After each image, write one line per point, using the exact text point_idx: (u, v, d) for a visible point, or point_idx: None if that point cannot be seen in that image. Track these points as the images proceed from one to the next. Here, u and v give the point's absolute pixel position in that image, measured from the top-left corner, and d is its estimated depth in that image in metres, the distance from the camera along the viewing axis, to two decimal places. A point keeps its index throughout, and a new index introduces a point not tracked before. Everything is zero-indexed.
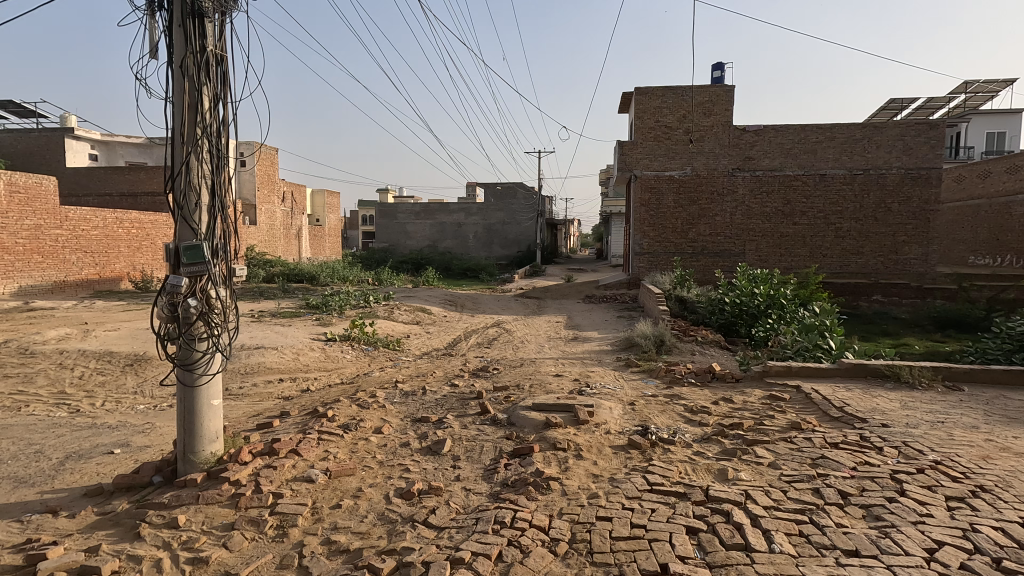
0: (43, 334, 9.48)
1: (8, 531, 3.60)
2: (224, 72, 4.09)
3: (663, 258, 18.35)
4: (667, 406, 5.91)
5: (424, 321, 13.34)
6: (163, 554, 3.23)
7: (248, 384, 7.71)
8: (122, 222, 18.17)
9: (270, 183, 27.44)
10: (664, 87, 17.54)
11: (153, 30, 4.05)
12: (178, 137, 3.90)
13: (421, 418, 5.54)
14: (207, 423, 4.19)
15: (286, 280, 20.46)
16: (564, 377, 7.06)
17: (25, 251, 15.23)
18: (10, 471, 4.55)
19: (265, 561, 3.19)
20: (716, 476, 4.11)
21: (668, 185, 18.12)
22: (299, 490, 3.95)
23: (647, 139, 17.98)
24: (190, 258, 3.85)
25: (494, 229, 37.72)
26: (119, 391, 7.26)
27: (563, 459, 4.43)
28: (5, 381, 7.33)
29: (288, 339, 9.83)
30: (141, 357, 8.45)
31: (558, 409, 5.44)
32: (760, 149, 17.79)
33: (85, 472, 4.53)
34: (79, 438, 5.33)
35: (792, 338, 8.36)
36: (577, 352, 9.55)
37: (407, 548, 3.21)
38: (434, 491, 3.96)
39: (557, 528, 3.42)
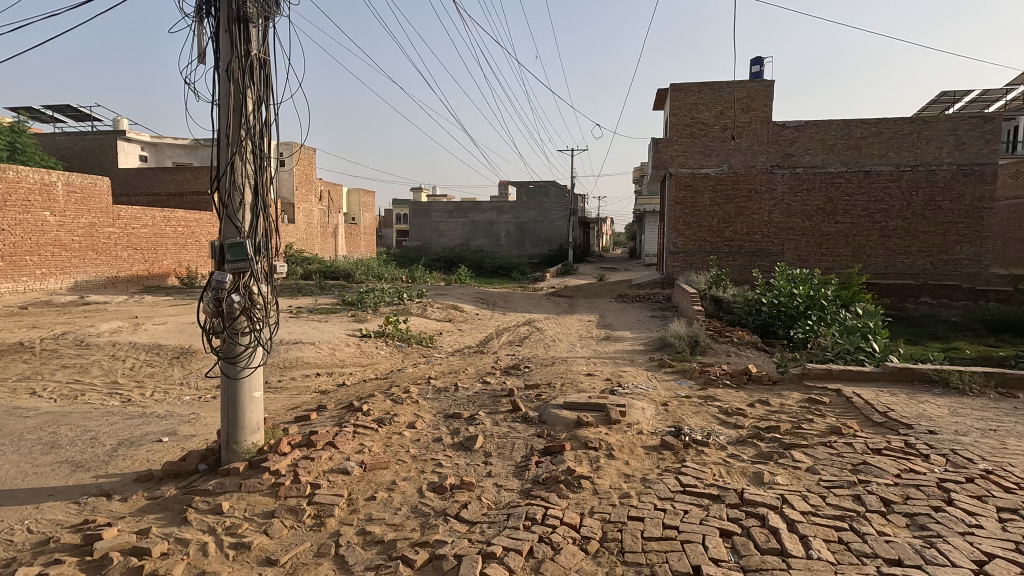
0: (98, 327, 9.99)
1: (67, 511, 3.83)
2: (267, 74, 4.21)
3: (698, 257, 17.99)
4: (701, 407, 5.82)
5: (457, 318, 13.47)
6: (209, 538, 3.37)
7: (287, 378, 7.97)
8: (170, 221, 18.91)
9: (307, 181, 28.07)
10: (701, 84, 17.42)
11: (201, 35, 4.23)
12: (223, 139, 4.06)
13: (454, 414, 5.61)
14: (248, 414, 4.35)
15: (323, 278, 20.94)
16: (596, 376, 7.04)
17: (81, 248, 16.07)
18: (68, 456, 4.81)
19: (303, 549, 3.30)
20: (751, 479, 4.04)
21: (704, 183, 17.70)
22: (336, 482, 4.06)
23: (682, 136, 17.79)
24: (234, 255, 4.01)
25: (526, 227, 37.77)
26: (166, 381, 7.61)
27: (594, 458, 4.42)
28: (62, 371, 7.75)
29: (325, 335, 10.10)
30: (187, 349, 8.80)
31: (589, 409, 5.43)
32: (801, 146, 17.41)
33: (136, 459, 4.76)
34: (130, 426, 5.61)
35: (832, 341, 8.11)
36: (609, 351, 9.48)
37: (440, 542, 3.27)
38: (465, 487, 4.02)
39: (588, 526, 3.42)
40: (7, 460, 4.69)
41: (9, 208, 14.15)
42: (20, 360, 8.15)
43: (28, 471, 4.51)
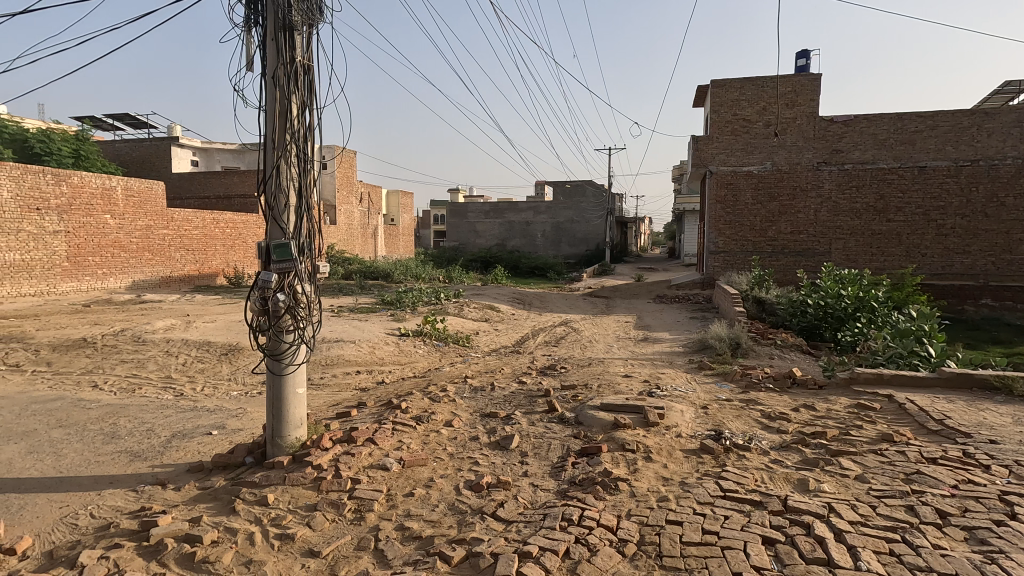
0: (153, 324, 10.49)
1: (126, 498, 4.05)
2: (311, 80, 4.35)
3: (739, 257, 17.54)
4: (742, 411, 5.67)
5: (493, 318, 13.53)
6: (255, 528, 3.49)
7: (328, 375, 8.19)
8: (219, 223, 19.68)
9: (348, 183, 28.74)
10: (743, 79, 16.92)
11: (250, 44, 4.40)
12: (269, 143, 4.21)
13: (490, 413, 5.65)
14: (292, 410, 4.49)
15: (363, 278, 21.39)
16: (633, 378, 6.96)
17: (138, 249, 16.90)
18: (127, 446, 5.08)
19: (344, 542, 3.39)
20: (795, 486, 3.91)
21: (746, 181, 17.31)
22: (375, 477, 4.16)
23: (723, 134, 17.35)
24: (279, 255, 4.17)
25: (562, 227, 37.63)
26: (216, 377, 7.94)
27: (632, 460, 4.37)
28: (121, 366, 8.18)
29: (365, 334, 10.32)
30: (234, 346, 9.15)
31: (626, 410, 5.38)
32: (850, 141, 16.66)
33: (188, 450, 4.99)
34: (183, 419, 5.88)
35: (884, 344, 7.76)
36: (647, 352, 9.34)
37: (477, 539, 3.30)
38: (502, 485, 4.04)
39: (626, 529, 3.39)
40: (72, 448, 4.99)
41: (74, 212, 15.04)
42: (83, 355, 8.65)
43: (91, 459, 4.79)
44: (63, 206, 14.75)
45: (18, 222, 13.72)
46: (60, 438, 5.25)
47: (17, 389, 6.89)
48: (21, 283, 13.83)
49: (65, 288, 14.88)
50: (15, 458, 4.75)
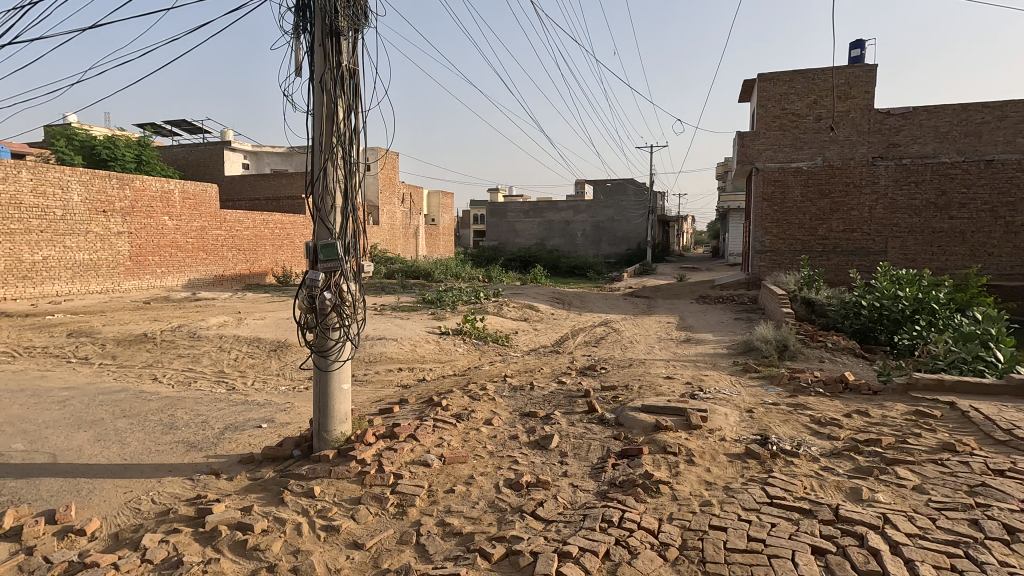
0: (208, 321, 10.99)
1: (183, 486, 4.26)
2: (356, 84, 4.46)
3: (787, 257, 16.96)
4: (790, 415, 5.48)
5: (532, 318, 13.53)
6: (302, 519, 3.61)
7: (371, 372, 8.39)
8: (268, 223, 20.40)
9: (390, 185, 29.30)
10: (792, 72, 16.32)
11: (298, 51, 4.55)
12: (317, 146, 4.34)
13: (530, 412, 5.66)
14: (337, 405, 4.62)
15: (405, 276, 21.80)
16: (676, 380, 6.83)
17: (194, 248, 17.73)
18: (184, 436, 5.34)
19: (387, 535, 3.47)
20: (847, 495, 3.76)
21: (795, 178, 16.72)
22: (417, 473, 4.23)
23: (770, 129, 16.79)
24: (326, 255, 4.29)
25: (602, 226, 37.27)
26: (265, 372, 8.25)
27: (674, 463, 4.29)
28: (179, 360, 8.61)
29: (407, 332, 10.50)
30: (283, 343, 9.48)
31: (668, 412, 5.29)
32: (909, 134, 15.83)
33: (240, 442, 5.20)
34: (235, 412, 6.14)
35: (945, 349, 7.35)
36: (689, 354, 9.15)
37: (516, 537, 3.32)
38: (541, 485, 4.05)
39: (667, 532, 3.33)
40: (134, 437, 5.29)
41: (136, 214, 15.89)
42: (144, 349, 9.14)
43: (152, 448, 5.05)
44: (126, 208, 15.61)
45: (87, 223, 14.61)
46: (124, 427, 5.57)
47: (85, 381, 7.34)
48: (88, 281, 14.73)
49: (128, 286, 15.76)
50: (84, 445, 5.06)
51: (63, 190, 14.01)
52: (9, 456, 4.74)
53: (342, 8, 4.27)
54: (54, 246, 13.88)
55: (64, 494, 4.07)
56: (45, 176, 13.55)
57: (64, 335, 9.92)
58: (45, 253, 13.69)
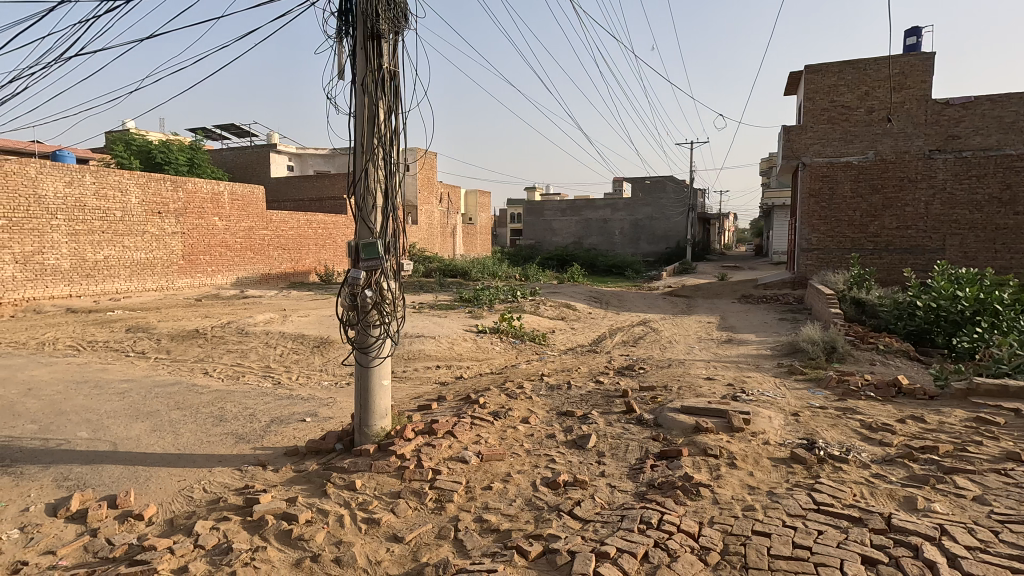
0: (255, 317, 11.41)
1: (233, 476, 4.44)
2: (396, 85, 4.54)
3: (836, 255, 16.33)
4: (839, 420, 5.28)
5: (569, 317, 13.47)
6: (344, 511, 3.70)
7: (410, 368, 8.53)
8: (312, 223, 21.00)
9: (429, 184, 29.69)
10: (842, 63, 15.72)
11: (341, 54, 4.67)
12: (358, 148, 4.44)
13: (567, 411, 5.65)
14: (378, 401, 4.71)
15: (442, 275, 22.07)
16: (716, 381, 6.69)
17: (242, 248, 18.42)
18: (233, 428, 5.56)
19: (426, 530, 3.53)
20: (900, 504, 3.60)
21: (845, 173, 16.07)
22: (455, 469, 4.28)
23: (818, 123, 16.23)
24: (367, 254, 4.40)
25: (641, 225, 36.74)
26: (309, 367, 8.51)
27: (715, 466, 4.20)
28: (228, 355, 8.97)
29: (445, 329, 10.63)
30: (325, 339, 9.75)
31: (709, 414, 5.18)
32: (969, 126, 15.02)
33: (285, 435, 5.38)
34: (281, 405, 6.36)
35: (1010, 352, 6.94)
36: (731, 355, 8.93)
37: (554, 536, 3.32)
38: (579, 484, 4.03)
39: (708, 536, 3.26)
40: (187, 428, 5.54)
41: (189, 215, 16.62)
42: (196, 344, 9.57)
43: (203, 438, 5.28)
44: (179, 209, 16.34)
45: (143, 224, 15.37)
46: (178, 418, 5.84)
47: (143, 374, 7.74)
48: (145, 279, 15.50)
49: (181, 283, 16.51)
50: (142, 434, 5.34)
51: (122, 192, 14.79)
52: (75, 443, 5.05)
53: (383, 12, 4.36)
54: (114, 246, 14.66)
55: (124, 481, 4.31)
56: (107, 180, 14.34)
57: (124, 330, 10.48)
58: (106, 252, 14.47)
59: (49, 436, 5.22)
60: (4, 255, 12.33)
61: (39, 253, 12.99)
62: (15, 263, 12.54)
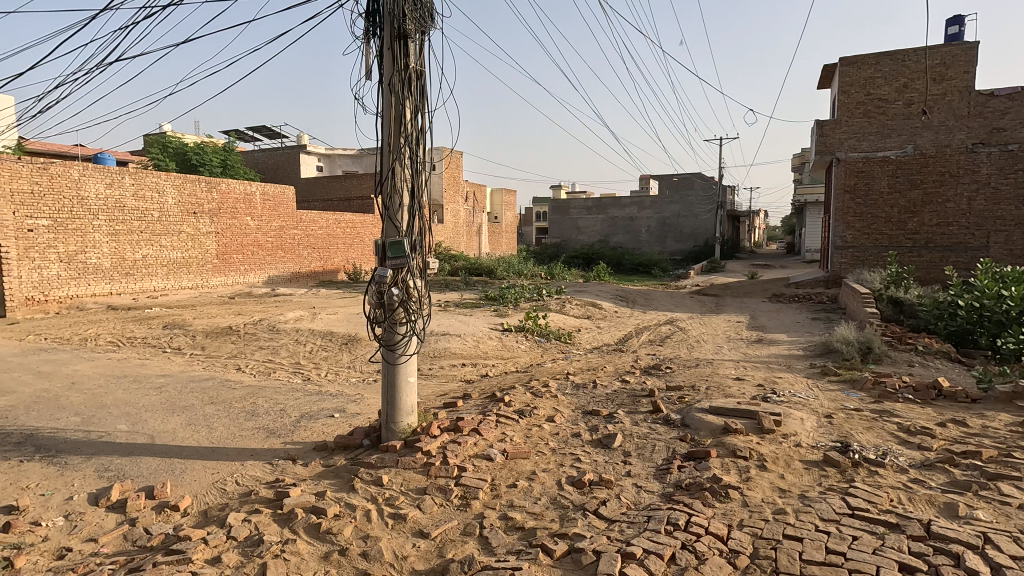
0: (286, 315, 11.65)
1: (264, 470, 4.54)
2: (422, 85, 4.57)
3: (872, 253, 15.85)
4: (875, 423, 5.11)
5: (595, 316, 13.38)
6: (372, 506, 3.75)
7: (436, 366, 8.60)
8: (340, 223, 21.33)
9: (455, 184, 29.85)
10: (878, 54, 15.22)
11: (369, 55, 4.72)
12: (385, 147, 4.48)
13: (592, 410, 5.61)
14: (404, 398, 4.76)
15: (468, 273, 22.16)
16: (746, 381, 6.56)
17: (273, 247, 18.82)
18: (265, 423, 5.69)
19: (451, 526, 3.55)
20: (941, 510, 3.47)
21: (881, 168, 15.57)
22: (480, 466, 4.30)
23: (853, 117, 15.76)
24: (394, 252, 4.44)
25: (668, 223, 36.24)
26: (337, 364, 8.66)
27: (744, 467, 4.12)
28: (260, 352, 9.19)
29: (470, 328, 10.68)
30: (353, 337, 9.89)
31: (738, 415, 5.08)
32: (1016, 117, 14.36)
33: (314, 430, 5.48)
34: (310, 401, 6.48)
35: None
36: (761, 355, 8.74)
37: (579, 535, 3.30)
38: (605, 484, 3.99)
39: (737, 539, 3.20)
40: (221, 423, 5.69)
41: (222, 215, 17.04)
42: (230, 341, 9.82)
43: (236, 433, 5.42)
44: (213, 210, 16.77)
45: (179, 224, 15.83)
46: (212, 413, 6.01)
47: (179, 369, 7.99)
48: (181, 277, 15.98)
49: (215, 282, 16.97)
50: (178, 428, 5.51)
51: (159, 193, 15.26)
52: (115, 436, 5.23)
53: (409, 12, 4.39)
54: (152, 245, 15.15)
55: (161, 472, 4.45)
56: (144, 181, 14.81)
57: (161, 326, 10.83)
58: (144, 251, 14.96)
59: (91, 428, 5.43)
60: (49, 254, 12.86)
61: (81, 253, 13.50)
62: (59, 263, 13.06)
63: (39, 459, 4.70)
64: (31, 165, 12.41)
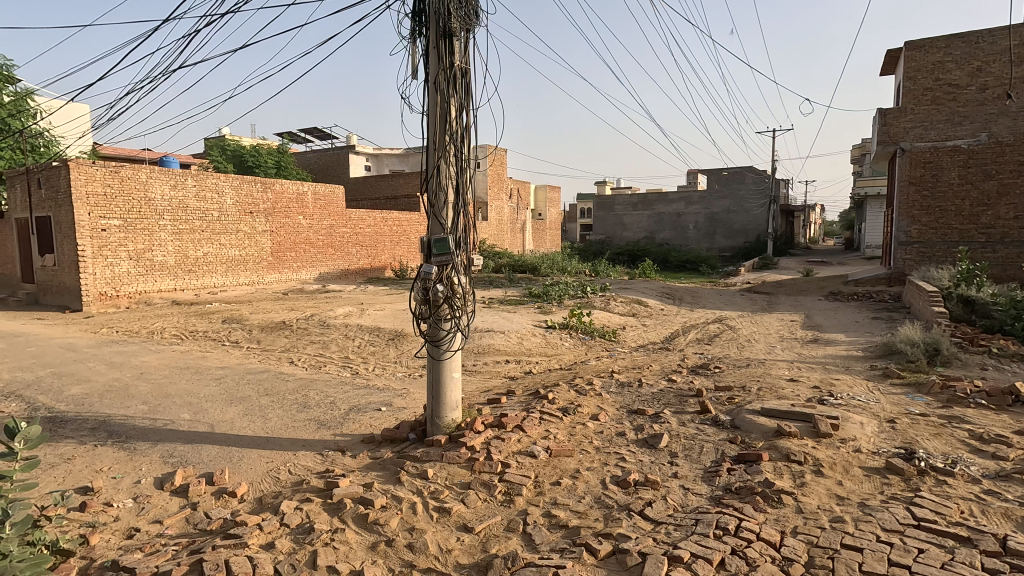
0: (336, 311, 12.00)
1: (315, 460, 4.70)
2: (467, 82, 4.59)
3: (940, 249, 14.90)
4: (944, 429, 4.80)
5: (641, 313, 13.15)
6: (417, 499, 3.80)
7: (480, 362, 8.66)
8: (387, 221, 21.82)
9: (499, 182, 29.96)
10: (950, 36, 14.31)
11: (415, 54, 4.78)
12: (431, 145, 4.53)
13: (638, 409, 5.51)
14: (449, 393, 4.81)
15: (512, 271, 22.25)
16: (801, 382, 6.30)
17: (323, 245, 19.42)
18: (316, 415, 5.88)
19: (495, 522, 3.56)
20: (1019, 525, 3.23)
21: (952, 158, 14.54)
22: (524, 463, 4.30)
23: (920, 104, 14.89)
24: (439, 249, 4.51)
25: (717, 218, 35.18)
26: (385, 359, 8.86)
27: (799, 472, 3.95)
28: (311, 346, 9.51)
29: (514, 324, 10.70)
30: (399, 333, 10.09)
31: (792, 417, 4.89)
32: None
33: (362, 423, 5.62)
34: (359, 395, 6.65)
35: None
36: (817, 355, 8.38)
37: (624, 536, 3.25)
38: (650, 485, 3.92)
39: (791, 547, 3.08)
40: (274, 413, 5.92)
41: (276, 215, 17.69)
42: (283, 335, 10.20)
43: (289, 423, 5.63)
44: (268, 209, 17.42)
45: (237, 223, 16.53)
46: (267, 404, 6.26)
47: (237, 361, 8.36)
48: (239, 274, 16.70)
49: (270, 279, 17.66)
50: (236, 418, 5.76)
51: (218, 194, 15.98)
52: (179, 424, 5.53)
53: (454, 10, 4.43)
54: (212, 244, 15.91)
55: (220, 459, 4.67)
56: (205, 183, 15.57)
57: (220, 321, 11.37)
58: (205, 249, 15.72)
59: (158, 416, 5.75)
60: (120, 253, 13.72)
61: (149, 251, 14.32)
62: (129, 260, 13.92)
63: (111, 444, 5.02)
64: (103, 169, 13.26)
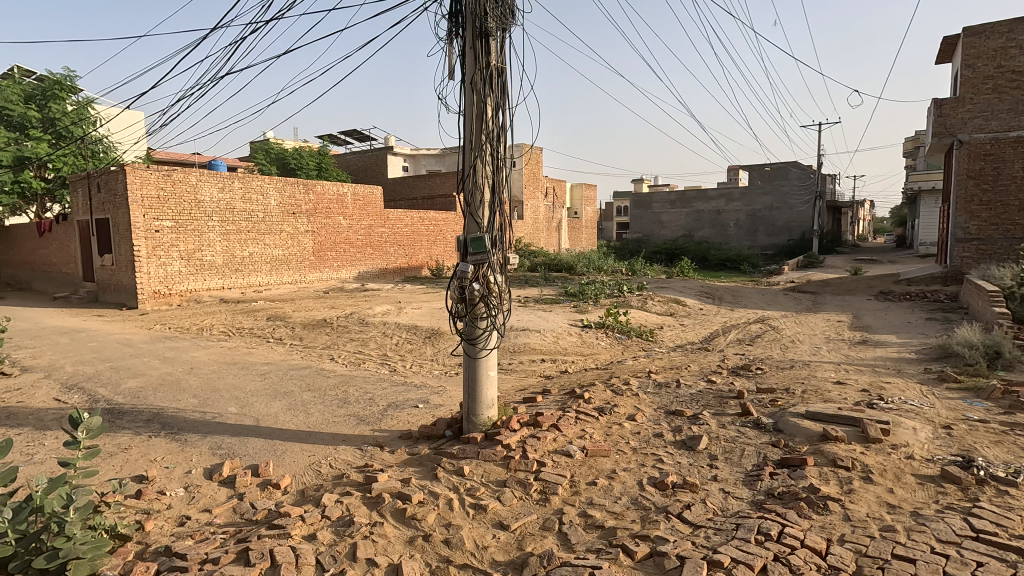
0: (374, 309, 12.23)
1: (355, 455, 4.80)
2: (503, 81, 4.60)
3: (1002, 246, 14.08)
4: (1005, 437, 4.53)
5: (679, 313, 12.90)
6: (454, 496, 3.84)
7: (516, 361, 8.67)
8: (424, 220, 22.08)
9: (535, 180, 29.90)
10: (1014, 20, 13.50)
11: (452, 54, 4.82)
12: (467, 145, 4.56)
13: (676, 410, 5.41)
14: (485, 391, 4.84)
15: (548, 270, 22.18)
16: (849, 385, 6.06)
17: (362, 244, 19.82)
18: (355, 411, 6.01)
19: (531, 520, 3.57)
20: None
21: (1015, 150, 13.78)
22: (560, 462, 4.29)
23: (980, 93, 14.07)
24: (475, 248, 4.53)
25: (759, 215, 34.22)
26: (421, 357, 8.97)
27: (846, 479, 3.80)
28: (351, 343, 9.72)
29: (551, 323, 10.67)
30: (436, 331, 10.21)
31: (838, 422, 4.71)
32: None
33: (400, 419, 5.72)
34: (397, 392, 6.76)
35: None
36: (866, 357, 8.04)
37: (661, 539, 3.20)
38: (689, 487, 3.85)
39: (837, 555, 2.97)
40: (316, 409, 6.08)
41: (318, 215, 18.16)
42: (324, 333, 10.46)
43: (330, 419, 5.77)
44: (310, 210, 17.89)
45: (280, 224, 17.04)
46: (309, 399, 6.43)
47: (280, 358, 8.62)
48: (282, 273, 17.22)
49: (312, 277, 18.14)
50: (279, 412, 5.95)
51: (263, 195, 16.50)
52: (227, 417, 5.76)
53: (491, 10, 4.44)
54: (257, 244, 16.44)
55: (264, 452, 4.83)
56: (251, 185, 16.11)
57: (264, 318, 11.74)
58: (251, 249, 16.27)
59: (207, 409, 6.00)
60: (172, 252, 14.35)
61: (199, 251, 14.93)
62: (180, 260, 14.55)
63: (164, 435, 5.25)
64: (157, 173, 13.90)
